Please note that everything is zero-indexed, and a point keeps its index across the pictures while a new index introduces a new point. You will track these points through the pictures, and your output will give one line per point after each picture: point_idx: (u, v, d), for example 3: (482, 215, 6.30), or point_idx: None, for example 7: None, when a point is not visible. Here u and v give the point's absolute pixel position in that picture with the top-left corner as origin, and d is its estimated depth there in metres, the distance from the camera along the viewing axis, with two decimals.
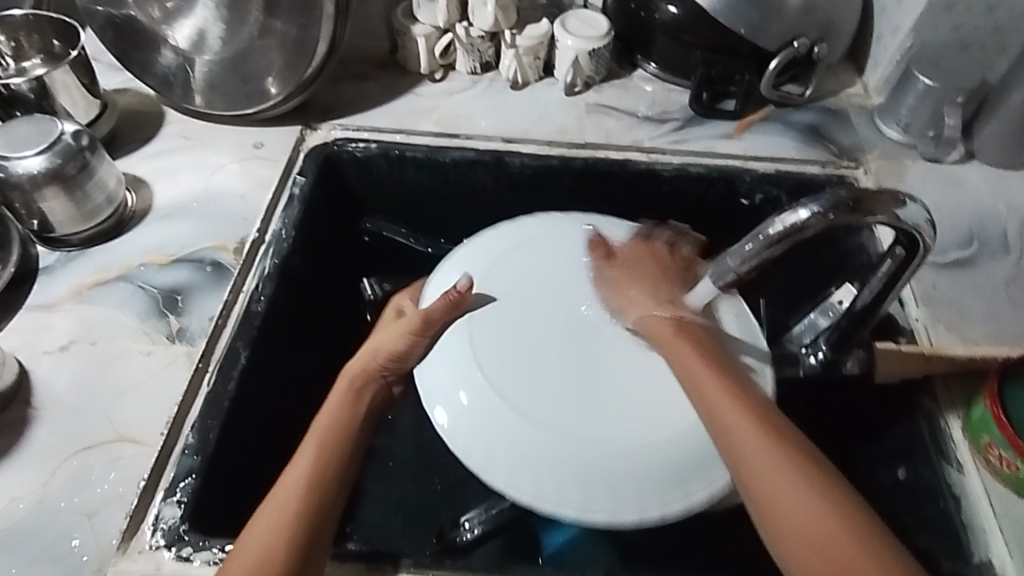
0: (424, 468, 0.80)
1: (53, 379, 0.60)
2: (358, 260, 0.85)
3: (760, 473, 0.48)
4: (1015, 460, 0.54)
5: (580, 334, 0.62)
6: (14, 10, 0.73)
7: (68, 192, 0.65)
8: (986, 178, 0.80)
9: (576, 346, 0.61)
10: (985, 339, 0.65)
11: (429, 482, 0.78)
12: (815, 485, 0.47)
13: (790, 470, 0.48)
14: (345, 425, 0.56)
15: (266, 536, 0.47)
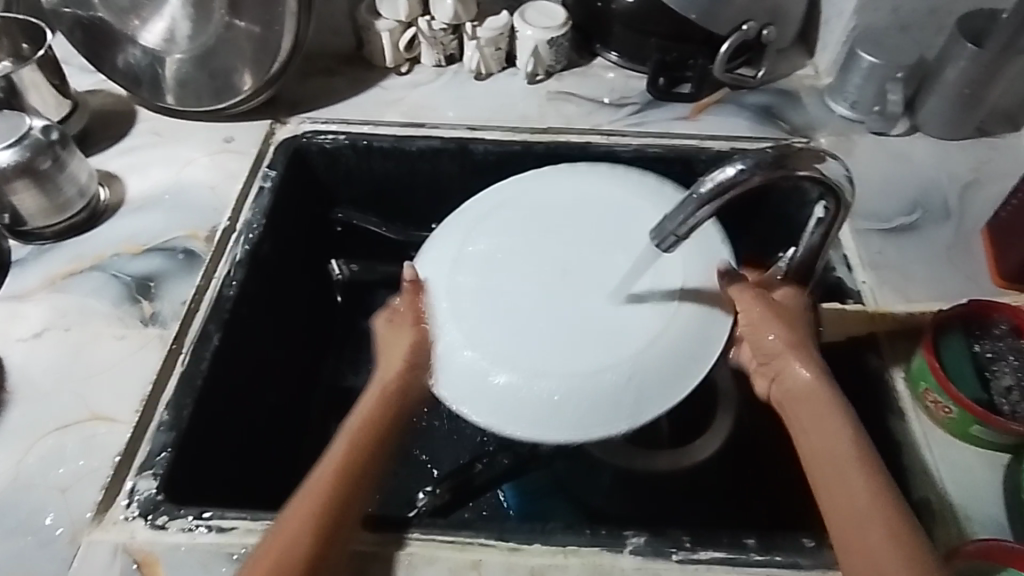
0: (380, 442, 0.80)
1: (28, 364, 0.61)
2: (329, 249, 0.88)
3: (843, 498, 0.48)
4: (948, 405, 0.57)
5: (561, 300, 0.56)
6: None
7: (39, 185, 0.67)
8: (930, 150, 0.83)
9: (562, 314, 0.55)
10: (928, 299, 0.69)
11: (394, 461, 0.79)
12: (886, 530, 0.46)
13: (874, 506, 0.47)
14: (382, 420, 0.57)
15: (300, 522, 0.49)
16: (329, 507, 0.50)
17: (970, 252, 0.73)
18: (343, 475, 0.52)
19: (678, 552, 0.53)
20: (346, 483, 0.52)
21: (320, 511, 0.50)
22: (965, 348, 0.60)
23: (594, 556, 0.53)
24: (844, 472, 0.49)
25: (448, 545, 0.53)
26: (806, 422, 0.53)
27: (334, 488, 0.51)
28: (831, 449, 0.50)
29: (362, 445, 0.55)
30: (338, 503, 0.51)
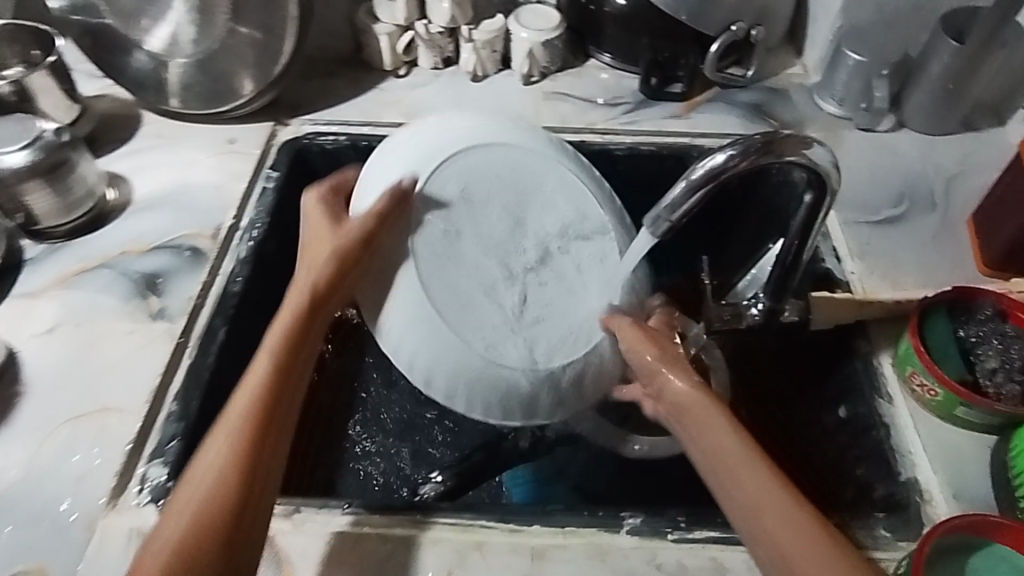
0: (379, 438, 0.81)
1: (40, 358, 0.63)
2: None
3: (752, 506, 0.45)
4: (933, 386, 0.59)
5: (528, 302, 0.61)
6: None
7: (50, 185, 0.69)
8: (915, 144, 0.86)
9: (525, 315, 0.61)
10: (914, 287, 0.71)
11: (389, 456, 0.79)
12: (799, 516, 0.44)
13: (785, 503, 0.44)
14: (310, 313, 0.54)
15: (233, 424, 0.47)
16: (263, 399, 0.48)
17: (956, 241, 0.75)
18: (275, 369, 0.50)
19: (674, 532, 0.55)
20: (279, 375, 0.50)
21: (257, 403, 0.48)
22: (950, 332, 0.62)
23: (593, 536, 0.55)
24: (731, 476, 0.47)
25: (450, 529, 0.55)
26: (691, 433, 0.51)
27: (267, 384, 0.49)
28: (719, 455, 0.48)
29: (291, 338, 0.52)
30: (272, 392, 0.49)
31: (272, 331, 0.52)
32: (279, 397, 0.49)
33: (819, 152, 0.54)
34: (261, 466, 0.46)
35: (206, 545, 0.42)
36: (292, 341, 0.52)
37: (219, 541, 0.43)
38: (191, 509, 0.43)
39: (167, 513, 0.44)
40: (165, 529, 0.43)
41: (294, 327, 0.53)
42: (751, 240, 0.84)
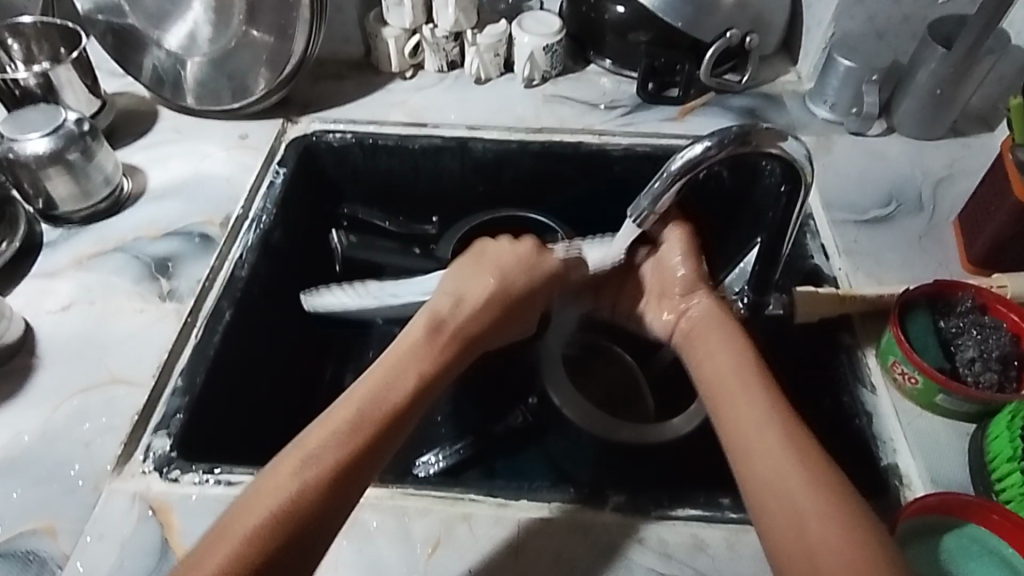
0: None
1: (55, 333, 0.66)
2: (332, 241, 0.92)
3: (768, 470, 0.48)
4: (914, 374, 0.61)
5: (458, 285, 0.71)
6: (25, 19, 0.82)
7: (70, 172, 0.72)
8: (904, 149, 0.88)
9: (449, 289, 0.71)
10: (898, 283, 0.73)
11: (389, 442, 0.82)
12: (836, 517, 0.44)
13: (821, 497, 0.45)
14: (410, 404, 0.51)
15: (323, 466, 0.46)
16: (377, 417, 0.49)
17: (942, 241, 0.77)
18: (383, 412, 0.50)
19: (657, 509, 0.56)
20: (402, 407, 0.51)
21: (354, 428, 0.48)
22: (930, 323, 0.64)
23: (577, 511, 0.56)
24: (750, 418, 0.51)
25: (438, 501, 0.57)
26: (720, 381, 0.55)
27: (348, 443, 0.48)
28: (740, 404, 0.52)
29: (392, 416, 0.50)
30: (384, 425, 0.49)
31: (385, 391, 0.51)
32: (385, 434, 0.49)
33: (793, 145, 0.57)
34: (343, 497, 0.47)
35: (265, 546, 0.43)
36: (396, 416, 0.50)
37: (291, 533, 0.44)
38: (293, 497, 0.45)
39: (265, 477, 0.46)
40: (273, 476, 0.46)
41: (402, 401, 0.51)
42: (742, 236, 0.86)
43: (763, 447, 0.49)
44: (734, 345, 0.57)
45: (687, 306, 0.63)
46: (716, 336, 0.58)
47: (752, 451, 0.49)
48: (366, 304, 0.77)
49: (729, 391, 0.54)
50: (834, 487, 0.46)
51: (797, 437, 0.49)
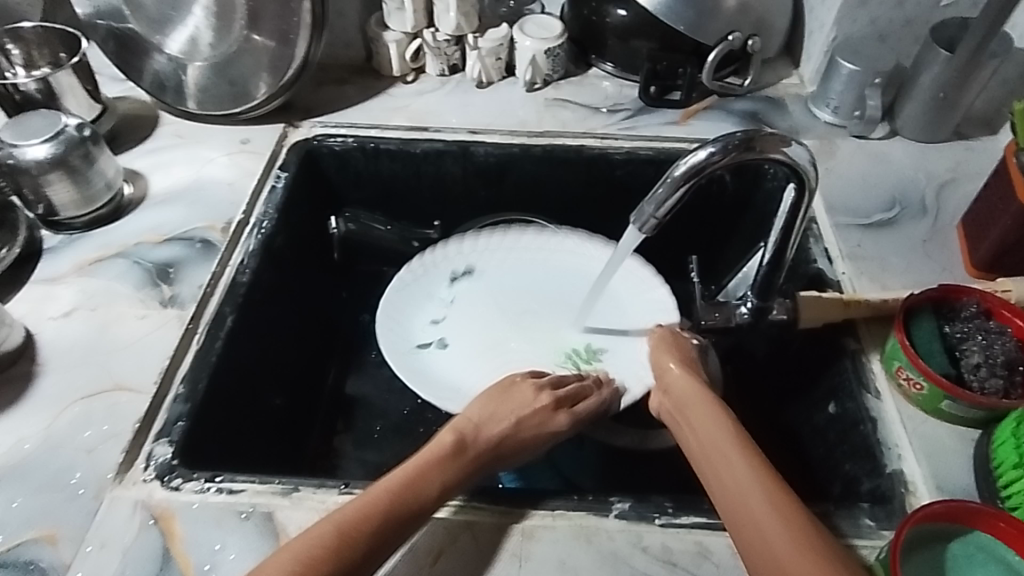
0: (380, 436, 0.84)
1: (56, 340, 0.66)
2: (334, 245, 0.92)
3: (755, 542, 0.47)
4: (919, 380, 0.60)
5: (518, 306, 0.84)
6: (26, 24, 0.81)
7: (71, 178, 0.72)
8: (907, 152, 0.88)
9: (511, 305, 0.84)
10: (902, 288, 0.72)
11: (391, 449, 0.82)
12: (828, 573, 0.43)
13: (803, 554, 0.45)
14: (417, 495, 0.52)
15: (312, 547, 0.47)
16: (396, 518, 0.50)
17: (946, 245, 0.77)
18: (397, 511, 0.51)
19: (661, 517, 0.56)
20: (407, 502, 0.52)
21: (387, 518, 0.50)
22: (934, 328, 0.63)
23: (581, 519, 0.56)
24: (737, 493, 0.50)
25: (441, 509, 0.56)
26: (704, 454, 0.55)
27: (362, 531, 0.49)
28: (726, 480, 0.51)
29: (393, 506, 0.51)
30: (389, 524, 0.50)
31: (391, 485, 0.52)
32: (395, 531, 0.50)
33: (797, 151, 0.57)
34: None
35: None
36: (397, 505, 0.51)
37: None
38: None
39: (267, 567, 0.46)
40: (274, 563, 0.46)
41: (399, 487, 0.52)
42: (745, 240, 0.86)
43: (743, 515, 0.48)
44: (712, 410, 0.58)
45: (666, 369, 0.65)
46: (700, 408, 0.58)
47: (738, 527, 0.49)
48: (414, 306, 0.82)
49: (709, 459, 0.54)
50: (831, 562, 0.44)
51: (786, 509, 0.48)
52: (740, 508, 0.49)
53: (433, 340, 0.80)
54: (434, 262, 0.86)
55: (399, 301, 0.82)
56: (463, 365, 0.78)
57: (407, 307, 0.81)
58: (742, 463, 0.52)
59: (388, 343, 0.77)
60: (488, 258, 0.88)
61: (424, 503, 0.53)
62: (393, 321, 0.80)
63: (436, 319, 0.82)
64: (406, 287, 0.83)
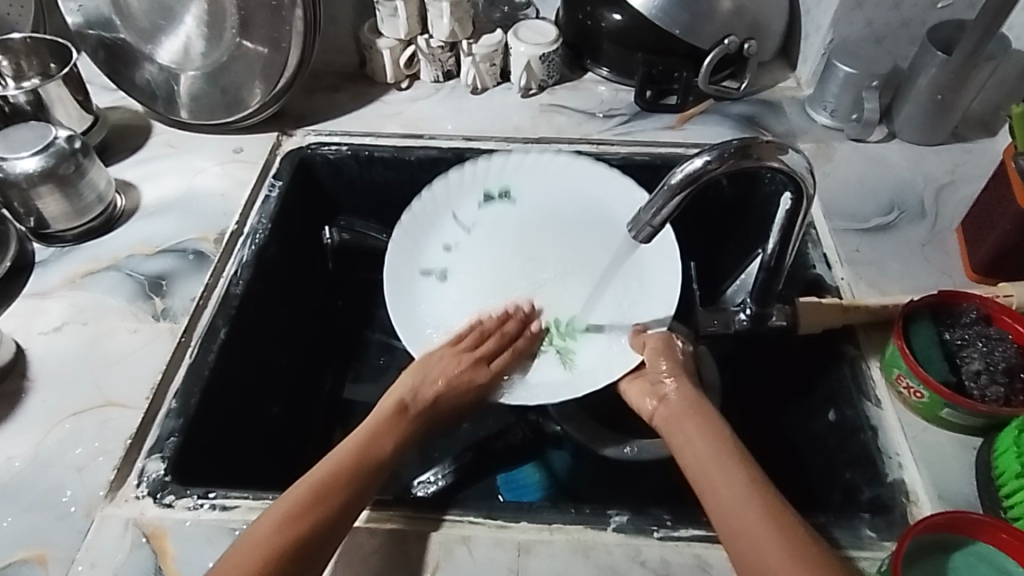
0: None
1: (47, 355, 0.65)
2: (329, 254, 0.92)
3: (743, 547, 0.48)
4: (919, 388, 0.60)
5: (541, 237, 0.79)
6: (14, 35, 0.81)
7: (61, 190, 0.71)
8: (905, 155, 0.87)
9: (533, 235, 0.79)
10: (901, 292, 0.72)
11: None
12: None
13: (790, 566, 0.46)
14: (376, 463, 0.56)
15: (283, 522, 0.49)
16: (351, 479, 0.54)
17: (945, 248, 0.76)
18: (360, 465, 0.55)
19: (660, 530, 0.55)
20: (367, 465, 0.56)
21: (353, 471, 0.54)
22: (934, 333, 0.63)
23: (579, 532, 0.55)
24: (725, 500, 0.51)
25: (437, 523, 0.56)
26: (696, 466, 0.55)
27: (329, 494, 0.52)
28: (718, 486, 0.52)
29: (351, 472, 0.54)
30: (357, 479, 0.54)
31: (343, 451, 0.56)
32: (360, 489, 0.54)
33: (795, 157, 0.56)
34: (321, 543, 0.50)
35: None
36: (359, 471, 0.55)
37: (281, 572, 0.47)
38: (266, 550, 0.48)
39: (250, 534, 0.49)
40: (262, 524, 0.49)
41: (356, 458, 0.56)
42: (744, 244, 0.85)
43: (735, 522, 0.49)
44: (710, 425, 0.58)
45: (663, 380, 0.64)
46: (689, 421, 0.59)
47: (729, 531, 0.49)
48: (427, 221, 0.79)
49: (702, 470, 0.54)
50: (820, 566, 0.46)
51: (774, 514, 0.49)
52: (735, 520, 0.50)
53: (437, 269, 0.78)
54: (474, 183, 0.81)
55: (421, 218, 0.79)
56: (453, 304, 0.75)
57: (427, 222, 0.79)
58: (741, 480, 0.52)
59: (393, 259, 0.77)
60: (527, 191, 0.81)
61: (381, 459, 0.57)
62: (410, 233, 0.79)
63: (450, 244, 0.79)
64: (437, 200, 0.80)
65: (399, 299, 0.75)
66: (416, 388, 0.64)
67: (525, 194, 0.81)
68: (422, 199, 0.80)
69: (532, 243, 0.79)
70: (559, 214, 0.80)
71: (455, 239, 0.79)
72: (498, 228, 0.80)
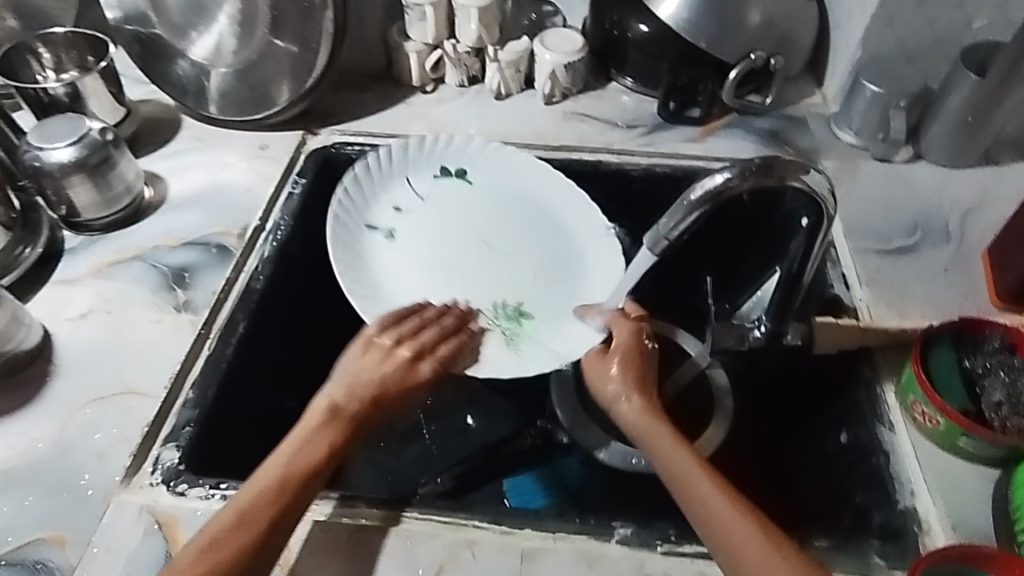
0: None
1: (72, 342, 0.67)
2: None
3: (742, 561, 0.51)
4: (935, 415, 0.59)
5: (498, 223, 0.84)
6: (57, 29, 0.83)
7: (92, 180, 0.73)
8: (931, 176, 0.86)
9: (489, 216, 0.84)
10: (921, 316, 0.71)
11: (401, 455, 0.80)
12: None
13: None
14: (314, 467, 0.56)
15: (245, 529, 0.51)
16: (287, 489, 0.54)
17: (968, 272, 0.75)
18: (283, 484, 0.54)
19: (664, 543, 0.55)
20: (312, 469, 0.56)
21: (279, 495, 0.53)
22: (955, 359, 0.62)
23: (583, 542, 0.56)
24: (711, 515, 0.53)
25: (441, 523, 0.57)
26: (670, 475, 0.57)
27: (268, 502, 0.53)
28: (699, 497, 0.54)
29: (291, 478, 0.55)
30: (283, 499, 0.53)
31: (279, 458, 0.56)
32: (302, 494, 0.54)
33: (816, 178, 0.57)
34: (271, 544, 0.51)
35: None
36: (301, 476, 0.55)
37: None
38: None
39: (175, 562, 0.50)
40: (214, 523, 0.51)
41: (299, 463, 0.56)
42: (764, 258, 0.84)
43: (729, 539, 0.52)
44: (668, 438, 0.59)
45: (608, 378, 0.66)
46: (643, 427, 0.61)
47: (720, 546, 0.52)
48: (378, 183, 0.83)
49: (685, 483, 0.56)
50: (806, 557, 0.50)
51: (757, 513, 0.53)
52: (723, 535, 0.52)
53: (385, 227, 0.81)
54: (433, 162, 0.86)
55: (378, 176, 0.83)
56: (396, 260, 0.79)
57: (380, 183, 0.83)
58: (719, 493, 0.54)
59: (340, 206, 0.79)
60: (481, 176, 0.86)
61: (305, 471, 0.56)
62: (365, 189, 0.81)
63: (400, 207, 0.83)
64: (388, 163, 0.84)
65: (343, 244, 0.78)
66: (344, 387, 0.63)
67: (483, 178, 0.86)
68: (377, 157, 0.83)
69: (483, 223, 0.84)
70: (517, 203, 0.85)
71: (405, 199, 0.83)
72: (457, 208, 0.84)
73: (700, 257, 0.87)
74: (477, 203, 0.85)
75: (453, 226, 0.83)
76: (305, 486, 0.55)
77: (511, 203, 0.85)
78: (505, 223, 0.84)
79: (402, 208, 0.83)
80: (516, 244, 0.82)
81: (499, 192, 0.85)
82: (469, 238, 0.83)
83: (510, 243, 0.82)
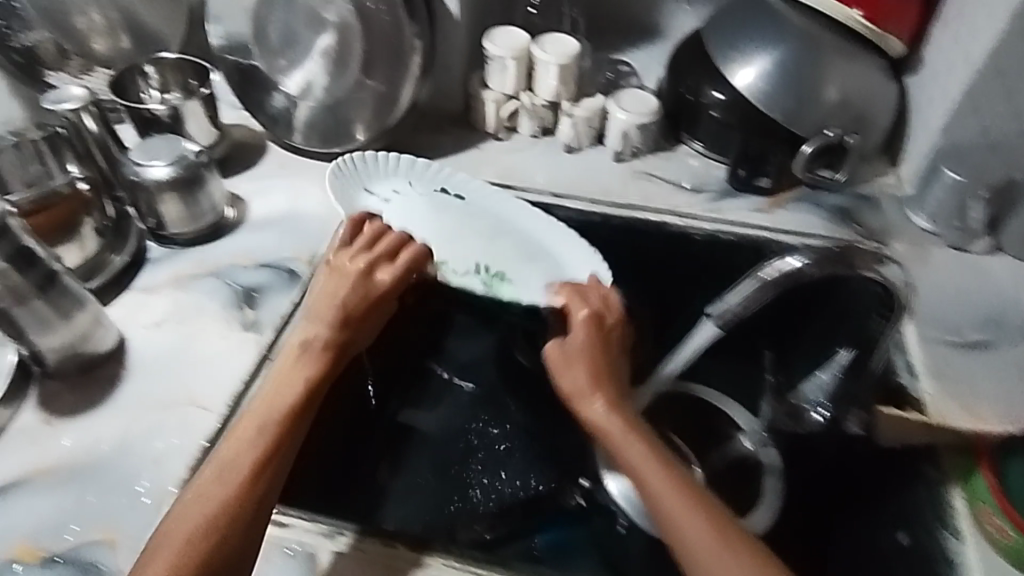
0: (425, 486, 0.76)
1: (144, 348, 0.70)
2: None
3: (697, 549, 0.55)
4: (1008, 529, 0.57)
5: (484, 221, 0.90)
6: (166, 54, 0.89)
7: (182, 197, 0.78)
8: (1007, 270, 0.85)
9: (473, 213, 0.91)
10: (993, 417, 0.68)
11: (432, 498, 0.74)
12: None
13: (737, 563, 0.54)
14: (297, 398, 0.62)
15: (244, 459, 0.57)
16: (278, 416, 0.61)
17: None
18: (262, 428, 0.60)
19: None
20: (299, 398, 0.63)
21: (268, 424, 0.60)
22: None
23: None
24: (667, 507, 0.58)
25: None
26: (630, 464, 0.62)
27: (260, 431, 0.59)
28: (654, 486, 0.59)
29: (286, 410, 0.61)
30: (276, 428, 0.60)
31: (271, 393, 0.62)
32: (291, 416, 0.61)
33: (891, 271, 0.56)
34: (274, 463, 0.58)
35: (216, 523, 0.54)
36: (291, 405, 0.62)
37: (222, 534, 0.53)
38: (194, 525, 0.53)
39: (178, 511, 0.55)
40: (217, 457, 0.58)
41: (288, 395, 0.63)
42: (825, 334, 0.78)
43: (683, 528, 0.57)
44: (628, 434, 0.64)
45: (570, 371, 0.70)
46: (599, 411, 0.67)
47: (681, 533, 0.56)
48: (377, 163, 0.90)
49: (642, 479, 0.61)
50: (759, 549, 0.55)
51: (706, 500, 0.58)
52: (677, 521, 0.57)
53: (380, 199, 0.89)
54: (445, 171, 0.92)
55: (372, 162, 0.90)
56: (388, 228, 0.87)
57: (371, 167, 0.90)
58: (672, 485, 0.59)
59: (337, 176, 0.87)
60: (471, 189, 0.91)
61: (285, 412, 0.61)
62: (361, 167, 0.89)
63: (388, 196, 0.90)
64: (401, 160, 0.91)
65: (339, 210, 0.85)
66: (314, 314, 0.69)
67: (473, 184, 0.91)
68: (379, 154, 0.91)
69: (469, 217, 0.90)
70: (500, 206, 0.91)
71: (394, 184, 0.90)
72: (444, 202, 0.91)
73: (755, 329, 0.78)
74: (465, 200, 0.91)
75: (439, 215, 0.90)
76: (295, 413, 0.61)
77: (497, 206, 0.91)
78: (488, 219, 0.90)
79: (396, 194, 0.90)
80: (498, 237, 0.89)
81: (486, 198, 0.91)
82: (453, 228, 0.89)
83: (494, 233, 0.89)
